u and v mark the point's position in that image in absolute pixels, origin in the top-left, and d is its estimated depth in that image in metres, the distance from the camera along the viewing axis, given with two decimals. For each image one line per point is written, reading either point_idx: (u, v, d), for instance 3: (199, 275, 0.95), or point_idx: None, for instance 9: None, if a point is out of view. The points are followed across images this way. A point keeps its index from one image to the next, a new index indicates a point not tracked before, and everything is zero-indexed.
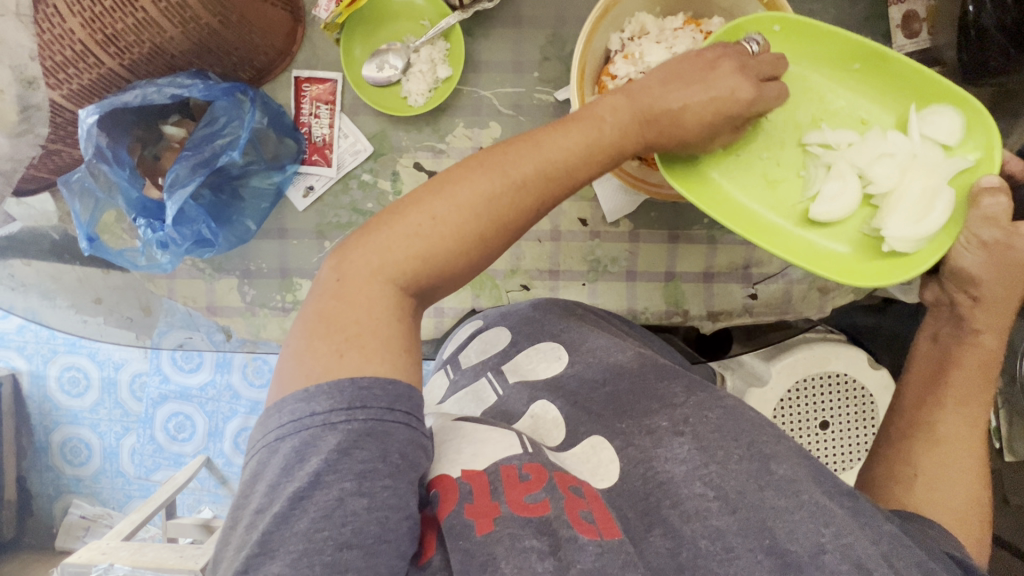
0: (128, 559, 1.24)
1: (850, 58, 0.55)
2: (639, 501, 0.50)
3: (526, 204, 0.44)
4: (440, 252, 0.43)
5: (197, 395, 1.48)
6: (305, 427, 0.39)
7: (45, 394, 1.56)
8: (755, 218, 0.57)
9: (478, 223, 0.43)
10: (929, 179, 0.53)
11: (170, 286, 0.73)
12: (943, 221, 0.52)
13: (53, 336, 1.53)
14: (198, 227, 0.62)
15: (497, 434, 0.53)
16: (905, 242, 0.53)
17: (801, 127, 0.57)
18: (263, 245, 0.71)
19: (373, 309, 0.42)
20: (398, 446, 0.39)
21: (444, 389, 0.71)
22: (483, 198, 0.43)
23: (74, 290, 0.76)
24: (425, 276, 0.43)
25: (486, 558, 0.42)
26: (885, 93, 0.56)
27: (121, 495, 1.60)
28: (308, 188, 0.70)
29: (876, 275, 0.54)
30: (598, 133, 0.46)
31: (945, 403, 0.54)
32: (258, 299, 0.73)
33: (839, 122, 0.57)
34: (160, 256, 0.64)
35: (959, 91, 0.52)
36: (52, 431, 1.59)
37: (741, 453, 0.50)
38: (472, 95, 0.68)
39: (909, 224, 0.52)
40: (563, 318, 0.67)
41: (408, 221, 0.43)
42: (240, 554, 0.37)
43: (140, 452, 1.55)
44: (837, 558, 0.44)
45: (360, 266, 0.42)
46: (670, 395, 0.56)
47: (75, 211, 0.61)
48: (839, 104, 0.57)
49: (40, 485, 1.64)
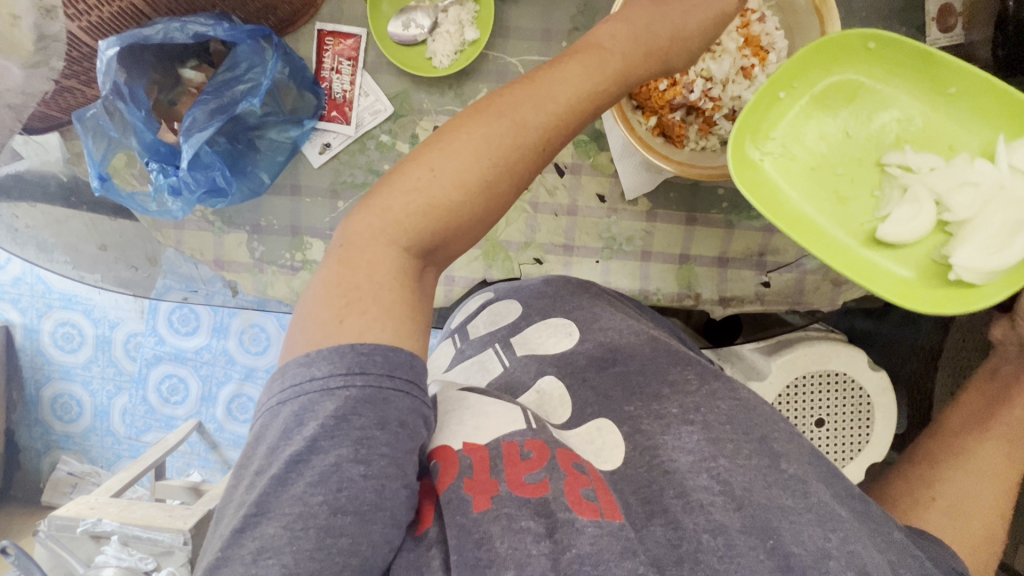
0: (116, 516, 1.23)
1: (946, 83, 0.52)
2: (641, 487, 0.48)
3: (530, 140, 0.43)
4: (445, 209, 0.41)
5: (192, 358, 1.46)
6: (305, 394, 0.38)
7: (38, 348, 1.55)
8: (817, 229, 0.55)
9: (484, 180, 0.42)
10: (1010, 213, 0.51)
11: (178, 236, 0.71)
12: (1017, 262, 0.49)
13: (48, 291, 1.50)
14: (213, 174, 0.61)
15: (502, 409, 0.52)
16: (972, 272, 0.50)
17: (881, 146, 0.55)
18: (276, 201, 0.70)
19: (378, 267, 0.41)
20: (395, 412, 0.38)
21: (449, 356, 0.70)
22: (489, 148, 0.42)
23: (78, 235, 0.75)
24: (429, 235, 0.42)
25: (481, 536, 0.42)
26: (978, 118, 0.52)
27: (110, 453, 1.59)
28: (325, 145, 0.69)
29: (943, 301, 0.52)
30: (597, 59, 0.45)
31: (990, 435, 0.57)
32: (267, 256, 0.72)
33: (925, 147, 0.54)
34: (171, 202, 0.63)
35: None
36: (43, 385, 1.58)
37: (751, 446, 0.49)
38: (497, 61, 0.67)
39: (982, 255, 0.50)
40: (575, 295, 0.66)
41: (410, 179, 0.42)
42: (252, 490, 0.37)
43: (131, 412, 1.54)
44: (843, 564, 0.42)
45: (363, 231, 0.41)
46: (682, 381, 0.55)
47: (88, 149, 0.59)
48: (925, 130, 0.54)
49: (28, 438, 1.64)
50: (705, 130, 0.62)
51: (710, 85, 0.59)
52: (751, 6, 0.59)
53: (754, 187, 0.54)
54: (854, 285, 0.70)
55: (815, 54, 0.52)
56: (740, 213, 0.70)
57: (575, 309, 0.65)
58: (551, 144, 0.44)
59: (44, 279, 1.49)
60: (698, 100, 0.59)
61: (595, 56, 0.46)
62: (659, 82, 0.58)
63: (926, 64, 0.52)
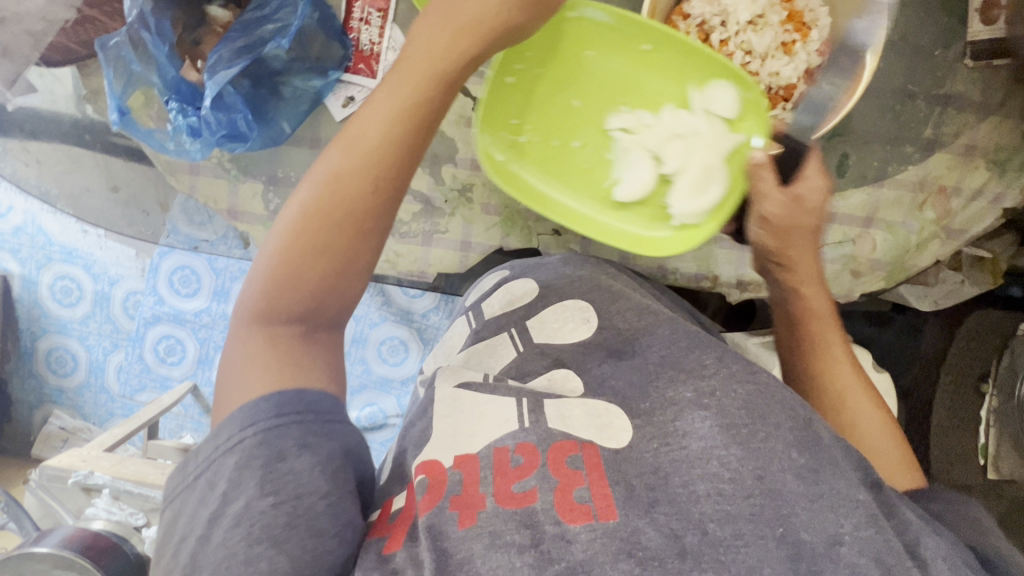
0: (109, 469, 1.22)
1: (642, 40, 0.57)
2: (646, 472, 0.47)
3: (377, 153, 0.46)
4: (307, 250, 0.45)
5: (190, 320, 1.41)
6: (209, 460, 0.44)
7: (35, 299, 1.53)
8: (592, 214, 0.61)
9: (323, 244, 0.45)
10: (709, 153, 0.57)
11: (192, 182, 0.70)
12: (720, 194, 0.58)
13: (49, 242, 1.47)
14: (234, 116, 0.62)
15: (495, 408, 0.51)
16: (690, 215, 0.59)
17: (605, 110, 0.60)
18: (294, 153, 0.68)
19: (259, 356, 0.46)
20: (293, 438, 0.43)
21: (462, 335, 0.67)
22: (328, 211, 0.45)
23: (88, 174, 0.72)
24: (304, 279, 0.45)
25: (463, 556, 0.41)
26: (675, 72, 0.58)
27: (102, 410, 1.57)
28: (349, 98, 0.66)
29: (680, 243, 0.59)
30: (419, 67, 0.48)
31: (830, 358, 0.60)
32: (282, 209, 0.70)
33: (636, 103, 0.60)
34: (189, 143, 0.63)
35: (738, 71, 0.54)
36: (38, 337, 1.56)
37: (790, 438, 0.47)
38: None
39: (694, 199, 0.58)
40: (595, 276, 0.64)
41: (280, 228, 0.46)
42: (182, 552, 0.42)
43: (125, 369, 1.52)
44: (856, 551, 0.42)
45: (248, 291, 0.46)
46: (699, 366, 0.53)
47: (109, 80, 0.60)
48: (633, 87, 0.59)
49: (21, 390, 1.62)
50: None
51: (749, 58, 0.58)
52: None
53: (535, 199, 0.61)
54: (874, 277, 0.70)
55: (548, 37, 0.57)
56: None
57: (595, 289, 0.63)
58: (401, 148, 0.47)
59: (46, 230, 1.46)
60: None
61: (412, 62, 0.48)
62: None
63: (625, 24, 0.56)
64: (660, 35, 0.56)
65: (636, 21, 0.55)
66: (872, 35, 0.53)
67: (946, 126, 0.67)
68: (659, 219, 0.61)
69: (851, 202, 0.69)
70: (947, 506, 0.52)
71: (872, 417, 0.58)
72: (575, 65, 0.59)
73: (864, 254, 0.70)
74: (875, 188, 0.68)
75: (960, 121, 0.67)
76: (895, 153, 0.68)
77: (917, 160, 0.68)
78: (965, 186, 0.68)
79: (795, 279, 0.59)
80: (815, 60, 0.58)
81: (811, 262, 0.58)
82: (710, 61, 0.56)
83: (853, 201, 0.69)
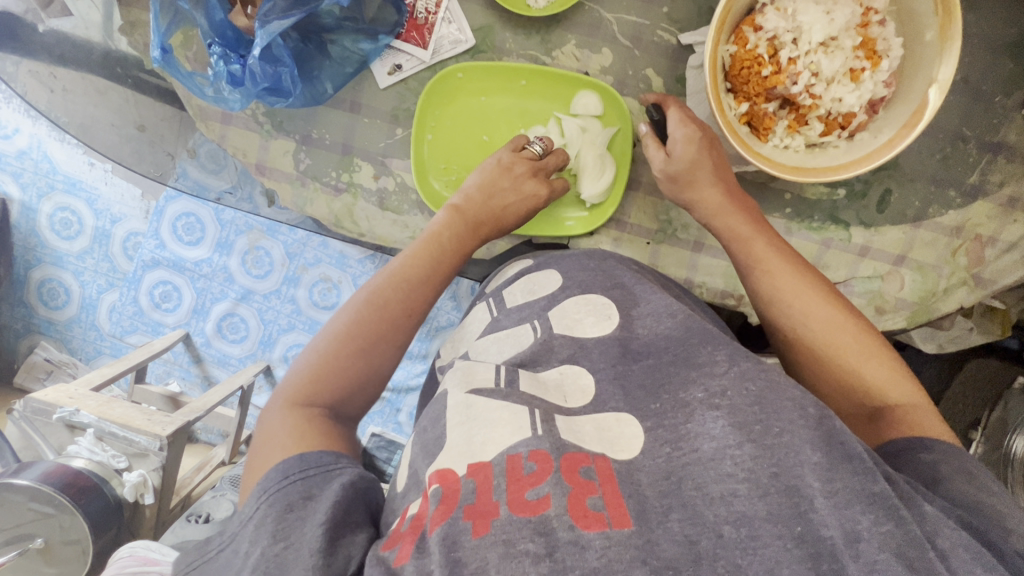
0: (94, 409, 1.17)
1: (516, 76, 0.66)
2: (658, 479, 0.42)
3: (437, 270, 0.61)
4: (374, 349, 0.55)
5: (190, 269, 1.38)
6: (229, 544, 0.43)
7: (33, 228, 1.50)
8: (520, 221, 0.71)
9: (383, 330, 0.56)
10: (595, 149, 0.67)
11: (223, 132, 0.68)
12: (615, 175, 0.68)
13: (52, 171, 1.43)
14: (281, 71, 0.61)
15: (506, 416, 0.45)
16: (598, 195, 0.68)
17: (506, 133, 0.69)
18: (332, 116, 0.67)
19: (289, 434, 0.49)
20: (299, 490, 0.44)
21: (483, 325, 0.64)
22: (393, 306, 0.57)
23: (113, 108, 0.69)
24: (365, 363, 0.55)
25: (477, 567, 0.36)
26: (556, 92, 0.67)
27: (90, 348, 1.55)
28: (396, 66, 0.66)
29: (592, 223, 0.70)
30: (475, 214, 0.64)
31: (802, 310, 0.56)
32: (312, 171, 0.68)
33: (529, 124, 0.69)
34: (230, 93, 0.62)
35: (585, 78, 0.65)
36: (33, 267, 1.53)
37: (810, 436, 0.41)
38: (592, 14, 0.65)
39: (595, 184, 0.67)
40: (616, 270, 0.61)
41: (344, 328, 0.55)
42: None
43: (118, 310, 1.49)
44: (875, 546, 0.37)
45: (309, 378, 0.53)
46: (709, 362, 0.48)
47: (155, 15, 0.59)
48: (527, 112, 0.68)
49: (9, 317, 1.60)
50: (794, 127, 0.59)
51: (814, 81, 0.56)
52: (876, 6, 0.57)
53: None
54: (895, 317, 0.70)
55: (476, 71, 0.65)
56: (801, 220, 0.69)
57: (615, 287, 0.59)
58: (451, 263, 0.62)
59: (51, 157, 1.42)
60: (798, 93, 0.57)
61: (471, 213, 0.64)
62: (763, 67, 0.56)
63: (533, 73, 0.66)
64: (529, 70, 0.65)
65: (506, 65, 0.65)
66: (938, 74, 0.53)
67: (993, 175, 0.66)
68: (570, 203, 0.71)
69: (887, 239, 0.68)
70: (940, 458, 0.47)
71: (857, 343, 0.54)
72: (470, 104, 0.68)
73: (891, 292, 0.69)
74: (913, 228, 0.68)
75: (1008, 171, 0.66)
76: (938, 196, 0.67)
77: (958, 205, 0.67)
78: (1003, 236, 0.67)
79: (707, 207, 0.61)
80: (879, 92, 0.57)
81: (711, 189, 0.61)
82: (568, 81, 0.66)
83: (888, 238, 0.68)
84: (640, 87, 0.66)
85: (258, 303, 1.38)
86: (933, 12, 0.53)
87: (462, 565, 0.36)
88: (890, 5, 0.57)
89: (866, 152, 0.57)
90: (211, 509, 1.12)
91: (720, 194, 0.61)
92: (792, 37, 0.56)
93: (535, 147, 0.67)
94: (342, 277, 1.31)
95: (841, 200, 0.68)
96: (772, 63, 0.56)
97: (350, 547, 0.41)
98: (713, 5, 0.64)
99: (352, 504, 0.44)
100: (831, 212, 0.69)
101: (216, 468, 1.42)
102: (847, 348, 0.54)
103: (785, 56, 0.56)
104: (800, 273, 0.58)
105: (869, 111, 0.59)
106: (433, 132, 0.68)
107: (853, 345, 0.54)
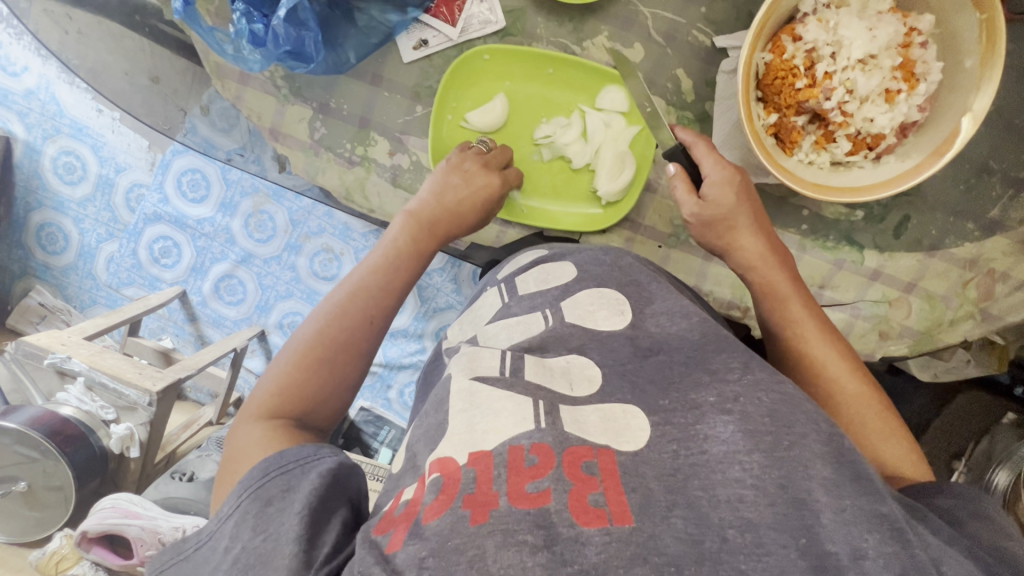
0: (87, 358, 1.15)
1: (544, 64, 0.65)
2: (664, 475, 0.42)
3: (396, 280, 0.61)
4: (332, 361, 0.55)
5: (192, 227, 1.37)
6: (209, 540, 0.44)
7: (36, 170, 1.47)
8: (530, 211, 0.70)
9: (344, 339, 0.56)
10: (616, 147, 0.66)
11: (239, 92, 0.65)
12: (634, 174, 0.67)
13: (59, 113, 1.40)
14: (304, 35, 0.59)
15: (511, 405, 0.45)
16: (614, 192, 0.67)
17: (527, 122, 0.68)
18: (353, 86, 0.65)
19: (255, 444, 0.49)
20: (279, 485, 0.44)
21: (494, 309, 0.63)
22: (356, 311, 0.57)
23: (129, 56, 0.67)
24: (325, 373, 0.55)
25: (475, 554, 0.36)
26: (583, 84, 0.66)
27: (85, 297, 1.54)
28: (422, 41, 0.64)
29: (603, 220, 0.69)
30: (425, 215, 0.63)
31: (834, 360, 0.57)
32: (327, 140, 0.67)
33: (552, 114, 0.68)
34: (250, 53, 0.61)
35: (616, 72, 0.64)
36: (33, 210, 1.50)
37: (821, 450, 0.42)
38: (628, 7, 0.63)
39: (612, 180, 0.66)
40: (632, 270, 0.61)
41: (302, 340, 0.55)
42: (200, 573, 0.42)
43: (116, 261, 1.48)
44: (880, 565, 0.37)
45: (272, 391, 0.53)
46: (723, 368, 0.49)
47: None
48: (551, 102, 0.67)
49: (6, 258, 1.58)
50: (821, 144, 0.58)
51: (848, 98, 0.55)
52: (920, 27, 0.55)
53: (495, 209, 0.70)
54: (897, 343, 0.70)
55: (506, 56, 0.64)
56: (816, 238, 0.68)
57: (629, 284, 0.59)
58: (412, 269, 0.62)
59: (59, 100, 1.39)
60: (830, 109, 0.55)
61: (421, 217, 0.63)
62: (797, 79, 0.55)
63: (565, 62, 0.64)
64: (558, 59, 0.64)
65: (537, 50, 0.63)
66: (974, 102, 0.53)
67: (1013, 211, 0.66)
68: (585, 199, 0.70)
69: (899, 265, 0.68)
70: (957, 502, 0.46)
71: (872, 417, 0.55)
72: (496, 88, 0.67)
73: (897, 318, 0.69)
74: (927, 256, 0.67)
75: None
76: (956, 227, 0.66)
77: (976, 238, 0.66)
78: (1015, 273, 0.67)
79: (745, 255, 0.61)
80: (911, 116, 0.56)
81: (752, 238, 0.60)
82: (597, 72, 0.64)
83: (901, 264, 0.68)
84: (670, 87, 0.65)
85: (257, 267, 1.37)
86: (976, 39, 0.52)
87: (458, 554, 0.36)
88: (935, 28, 0.55)
89: (891, 176, 0.56)
90: (195, 468, 1.12)
91: (762, 243, 0.61)
92: (832, 50, 0.54)
93: (480, 144, 0.66)
94: (344, 249, 1.31)
95: (858, 221, 0.67)
96: (807, 76, 0.55)
97: (326, 534, 0.41)
98: (751, 12, 0.62)
99: (330, 495, 0.44)
100: (846, 233, 0.68)
101: (202, 427, 1.42)
102: (846, 415, 0.55)
103: (822, 70, 0.54)
104: (833, 338, 0.58)
105: (899, 134, 0.58)
106: (453, 113, 0.67)
107: (862, 416, 0.55)
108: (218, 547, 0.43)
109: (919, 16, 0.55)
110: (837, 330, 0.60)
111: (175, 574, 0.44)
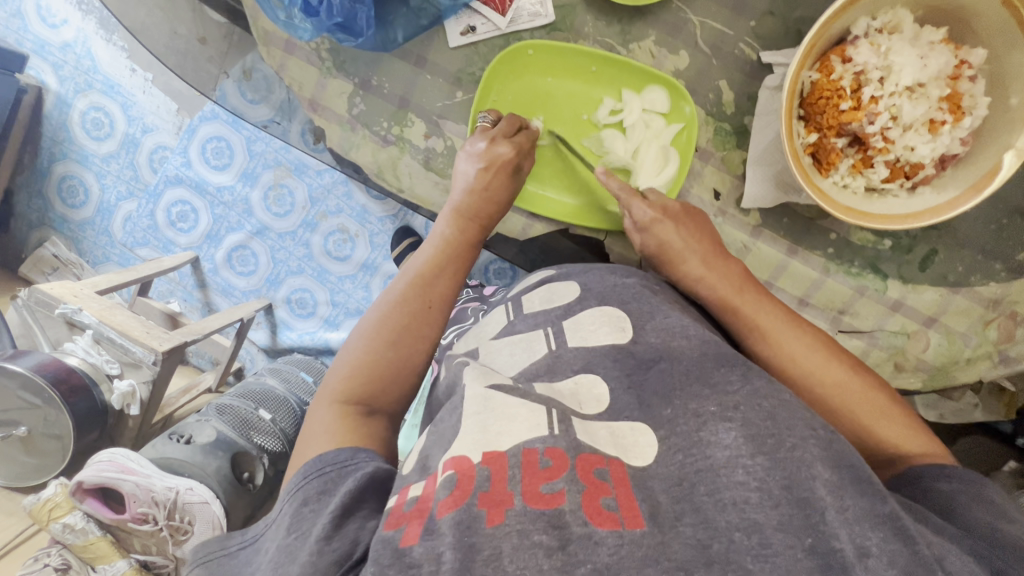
0: (98, 312, 1.15)
1: (587, 64, 0.66)
2: (671, 485, 0.42)
3: (450, 270, 0.61)
4: (400, 349, 0.55)
5: (211, 194, 1.38)
6: (252, 542, 0.46)
7: (64, 123, 1.47)
8: (566, 207, 0.70)
9: (408, 320, 0.56)
10: (657, 146, 0.67)
11: (283, 60, 0.66)
12: (675, 172, 0.67)
13: (93, 69, 1.40)
14: (357, 9, 0.60)
15: (524, 413, 0.45)
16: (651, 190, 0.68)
17: (567, 120, 0.69)
18: (396, 65, 0.66)
19: (320, 442, 0.49)
20: (315, 486, 0.45)
21: (498, 326, 0.64)
22: (412, 301, 0.57)
23: (175, 14, 0.67)
24: (388, 360, 0.54)
25: (491, 554, 0.36)
26: (624, 82, 0.66)
27: (99, 253, 1.55)
28: (469, 27, 0.65)
29: None
30: (464, 202, 0.63)
31: (816, 359, 0.55)
32: (364, 117, 0.67)
33: (592, 114, 0.69)
34: (302, 22, 0.62)
35: (660, 74, 0.64)
36: (56, 161, 1.50)
37: (820, 453, 0.42)
38: (678, 13, 0.63)
39: (653, 176, 0.68)
40: (636, 288, 0.60)
41: (365, 333, 0.55)
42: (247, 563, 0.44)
43: (134, 221, 1.49)
44: (884, 563, 0.37)
45: (337, 382, 0.53)
46: (724, 381, 0.48)
47: None
48: (591, 100, 0.68)
49: (25, 208, 1.58)
50: (858, 168, 0.58)
51: (891, 124, 0.55)
52: (971, 60, 0.55)
53: (531, 204, 0.70)
54: (911, 376, 0.69)
55: (547, 53, 0.65)
56: (840, 263, 0.68)
57: (631, 303, 0.58)
58: (464, 258, 0.63)
59: (93, 55, 1.39)
60: (872, 133, 0.56)
61: (463, 206, 0.63)
62: (842, 100, 0.55)
63: (608, 60, 0.65)
64: (601, 57, 0.64)
65: (581, 49, 0.64)
66: (1018, 140, 0.53)
67: None
68: None
69: (922, 298, 0.67)
70: (959, 487, 0.47)
71: (861, 399, 0.54)
72: (536, 84, 0.67)
73: (914, 351, 0.69)
74: (951, 292, 0.67)
75: None
76: (983, 266, 0.66)
77: (1001, 279, 0.66)
78: None
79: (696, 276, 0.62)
80: (953, 148, 0.57)
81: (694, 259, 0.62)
82: (641, 73, 0.65)
83: (924, 298, 0.67)
84: (711, 97, 0.65)
85: (272, 240, 1.38)
86: None
87: (475, 551, 0.36)
88: (986, 63, 0.55)
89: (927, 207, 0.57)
90: (194, 432, 1.10)
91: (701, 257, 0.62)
92: (880, 75, 0.55)
93: (485, 120, 0.65)
94: (360, 231, 1.32)
95: (885, 250, 0.67)
96: (852, 98, 0.55)
97: (358, 531, 0.42)
98: (801, 29, 0.62)
99: (366, 493, 0.44)
100: (872, 261, 0.68)
101: (201, 394, 1.43)
102: (870, 428, 0.53)
103: (868, 94, 0.55)
104: (801, 337, 0.57)
105: (938, 165, 0.58)
106: (495, 105, 0.67)
107: (879, 424, 0.53)
108: (258, 556, 0.44)
109: (971, 49, 0.55)
110: (807, 324, 0.59)
111: (216, 569, 0.45)
